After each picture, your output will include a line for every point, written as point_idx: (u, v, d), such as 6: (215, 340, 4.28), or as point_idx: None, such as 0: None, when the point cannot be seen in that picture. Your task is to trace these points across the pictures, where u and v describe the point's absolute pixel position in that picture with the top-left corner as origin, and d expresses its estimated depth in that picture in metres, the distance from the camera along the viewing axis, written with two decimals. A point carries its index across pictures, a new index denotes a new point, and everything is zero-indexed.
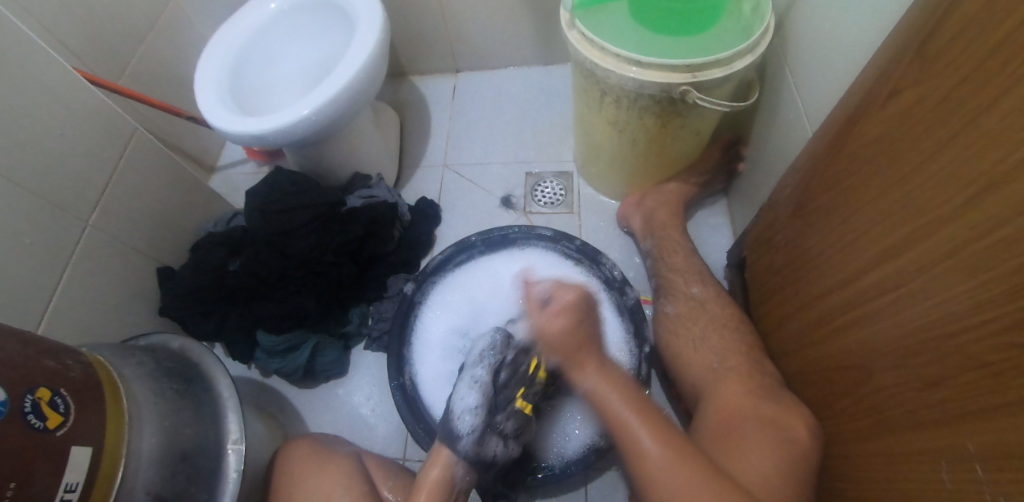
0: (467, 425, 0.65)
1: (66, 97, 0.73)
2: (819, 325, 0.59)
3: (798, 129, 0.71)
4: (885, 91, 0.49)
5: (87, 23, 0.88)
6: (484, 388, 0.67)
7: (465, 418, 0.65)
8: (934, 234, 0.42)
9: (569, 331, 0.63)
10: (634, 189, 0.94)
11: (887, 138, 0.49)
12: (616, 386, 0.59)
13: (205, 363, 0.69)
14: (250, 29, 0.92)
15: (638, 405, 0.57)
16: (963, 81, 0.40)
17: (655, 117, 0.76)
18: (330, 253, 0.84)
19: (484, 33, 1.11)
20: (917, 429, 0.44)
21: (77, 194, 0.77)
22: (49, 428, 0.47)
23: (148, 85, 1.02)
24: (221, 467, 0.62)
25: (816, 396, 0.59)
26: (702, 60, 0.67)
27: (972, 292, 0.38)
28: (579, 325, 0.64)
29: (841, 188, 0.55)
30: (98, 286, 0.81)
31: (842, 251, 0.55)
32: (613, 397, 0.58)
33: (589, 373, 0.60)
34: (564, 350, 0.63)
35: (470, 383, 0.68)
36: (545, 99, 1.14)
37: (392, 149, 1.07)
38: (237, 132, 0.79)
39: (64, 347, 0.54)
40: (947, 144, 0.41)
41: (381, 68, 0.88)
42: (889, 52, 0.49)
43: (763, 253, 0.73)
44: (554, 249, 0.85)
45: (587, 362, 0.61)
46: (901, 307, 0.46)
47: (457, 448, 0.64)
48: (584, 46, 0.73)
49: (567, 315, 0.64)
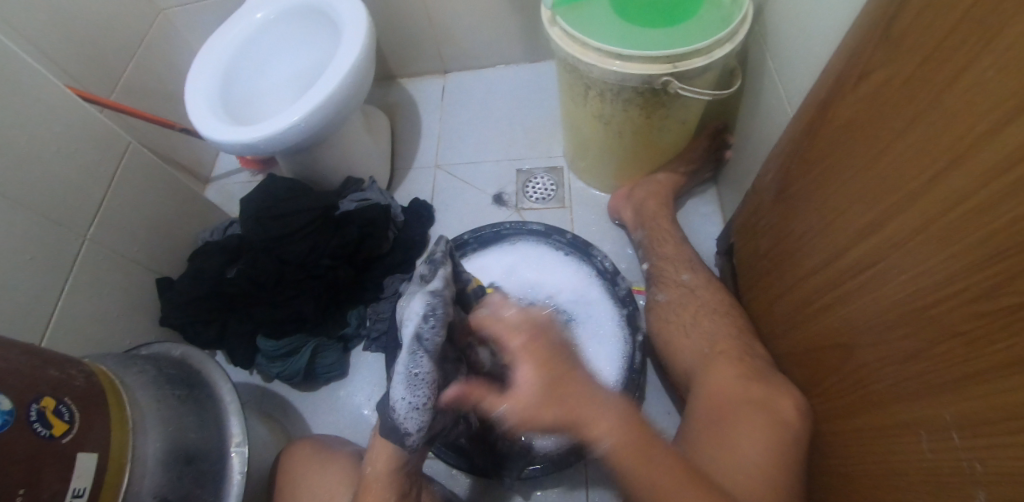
0: (415, 415, 0.56)
1: (59, 114, 0.75)
2: (804, 306, 0.60)
3: (779, 114, 0.72)
4: (856, 72, 0.50)
5: (77, 41, 0.90)
6: (431, 373, 0.56)
7: (408, 405, 0.56)
8: (906, 209, 0.43)
9: (542, 387, 0.46)
10: (623, 181, 0.95)
11: (860, 118, 0.49)
12: (631, 440, 0.47)
13: (206, 368, 0.70)
14: (237, 39, 0.93)
15: (576, 421, 0.46)
16: (927, 58, 0.40)
17: (640, 108, 0.77)
18: (326, 256, 0.85)
19: (470, 33, 1.12)
20: (899, 402, 0.45)
21: (74, 209, 0.78)
22: (55, 435, 0.48)
23: (140, 99, 1.03)
24: (226, 469, 0.64)
25: (805, 376, 0.60)
26: (681, 50, 0.68)
27: (943, 264, 0.39)
28: (547, 358, 0.47)
29: (820, 169, 0.56)
30: (99, 298, 0.82)
31: (823, 232, 0.56)
32: (530, 413, 0.46)
33: (519, 395, 0.47)
34: (524, 409, 0.46)
35: (415, 378, 0.55)
36: (533, 96, 1.15)
37: (384, 152, 1.08)
38: (229, 141, 0.81)
39: (66, 357, 0.56)
40: (915, 121, 0.42)
41: (368, 72, 0.89)
42: (858, 34, 0.50)
43: (750, 238, 0.74)
44: (545, 243, 0.86)
45: (593, 417, 0.46)
46: (879, 283, 0.47)
47: (406, 444, 0.58)
48: (565, 42, 0.74)
49: (543, 340, 0.48)
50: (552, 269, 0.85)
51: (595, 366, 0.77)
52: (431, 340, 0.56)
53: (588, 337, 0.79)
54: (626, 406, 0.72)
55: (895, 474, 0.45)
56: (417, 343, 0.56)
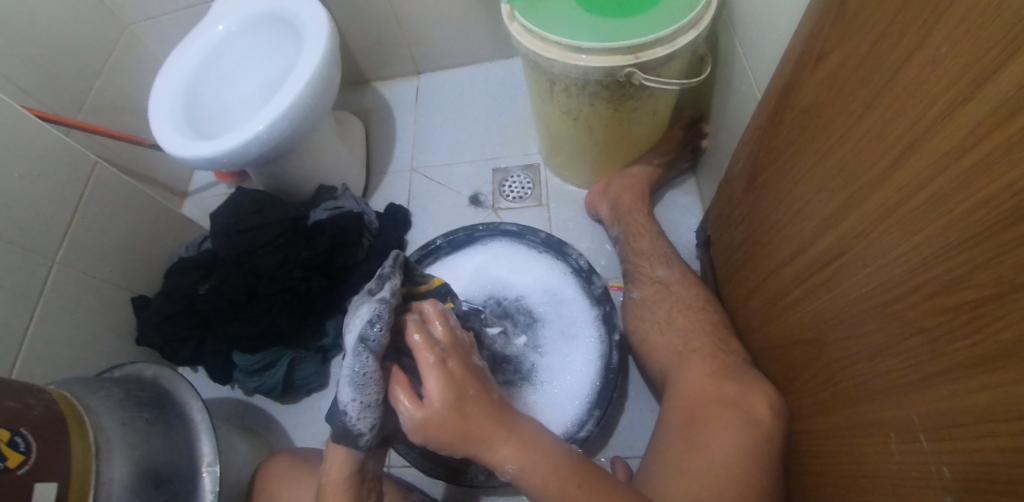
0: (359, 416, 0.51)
1: (18, 137, 0.74)
2: (777, 300, 0.58)
3: (749, 101, 0.70)
4: (813, 56, 0.48)
5: (39, 62, 0.89)
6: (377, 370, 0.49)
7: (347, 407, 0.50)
8: (868, 198, 0.41)
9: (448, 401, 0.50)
10: (599, 175, 0.93)
11: (820, 102, 0.47)
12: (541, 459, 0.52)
13: (176, 388, 0.69)
14: (200, 52, 0.92)
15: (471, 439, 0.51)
16: (880, 37, 0.38)
17: (607, 101, 0.75)
18: (297, 268, 0.84)
19: (440, 32, 1.10)
20: (868, 400, 0.43)
21: (41, 233, 0.78)
22: (10, 467, 0.48)
23: (109, 117, 1.02)
24: (197, 490, 0.63)
25: (780, 371, 0.58)
26: (643, 40, 0.66)
27: (904, 256, 0.37)
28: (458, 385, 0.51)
29: (785, 158, 0.54)
30: (72, 321, 0.82)
31: (790, 223, 0.54)
32: (433, 428, 0.50)
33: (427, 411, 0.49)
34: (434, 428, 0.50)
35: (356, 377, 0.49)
36: (508, 94, 1.13)
37: (358, 158, 1.06)
38: (193, 156, 0.80)
39: (25, 386, 0.55)
40: (873, 105, 0.40)
41: (333, 77, 0.88)
42: (814, 14, 0.47)
43: (725, 229, 0.72)
44: (518, 243, 0.85)
45: (498, 440, 0.52)
46: (845, 276, 0.45)
47: (360, 445, 0.53)
48: (525, 38, 0.72)
49: (454, 363, 0.52)
50: (522, 267, 0.83)
51: (565, 369, 0.75)
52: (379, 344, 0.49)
53: (560, 339, 0.77)
54: (604, 409, 0.70)
55: (866, 475, 0.44)
56: (361, 344, 0.48)
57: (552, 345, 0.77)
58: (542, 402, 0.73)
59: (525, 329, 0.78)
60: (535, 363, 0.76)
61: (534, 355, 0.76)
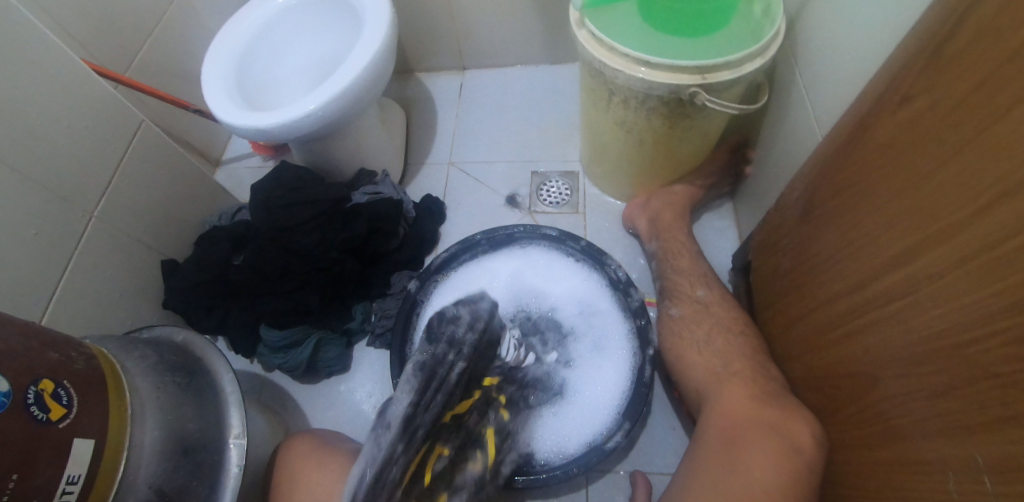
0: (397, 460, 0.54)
1: (72, 88, 0.73)
2: (826, 331, 0.59)
3: (807, 132, 0.70)
4: (897, 97, 0.48)
5: (94, 14, 0.88)
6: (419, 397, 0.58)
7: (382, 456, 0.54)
8: (945, 240, 0.42)
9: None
10: (640, 190, 0.94)
11: (900, 142, 0.48)
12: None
13: (208, 356, 0.69)
14: (257, 23, 0.92)
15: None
16: (978, 86, 0.39)
17: (663, 118, 0.76)
18: (334, 249, 0.83)
19: (491, 31, 1.11)
20: (925, 438, 0.43)
21: (82, 186, 0.77)
22: (53, 419, 0.47)
23: (154, 77, 1.02)
24: (223, 462, 0.63)
25: (823, 401, 0.59)
26: (711, 61, 0.67)
27: (981, 303, 0.38)
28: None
29: (854, 190, 0.54)
30: (102, 277, 0.81)
31: (851, 257, 0.54)
32: None
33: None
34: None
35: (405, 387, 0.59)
36: (552, 99, 1.13)
37: (398, 146, 1.07)
38: (243, 126, 0.79)
39: (67, 339, 0.54)
40: (960, 151, 0.40)
41: (388, 64, 0.87)
42: (903, 55, 0.48)
43: (769, 257, 0.73)
44: (558, 249, 0.85)
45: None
46: (911, 314, 0.45)
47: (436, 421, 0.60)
48: (592, 45, 0.72)
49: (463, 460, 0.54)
50: (557, 279, 0.84)
51: (593, 386, 0.75)
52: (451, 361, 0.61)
53: (591, 355, 0.77)
54: (634, 421, 0.70)
55: None
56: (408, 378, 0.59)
57: (582, 361, 0.77)
58: (563, 418, 0.74)
59: (555, 347, 0.79)
60: (563, 377, 0.76)
61: (563, 370, 0.77)
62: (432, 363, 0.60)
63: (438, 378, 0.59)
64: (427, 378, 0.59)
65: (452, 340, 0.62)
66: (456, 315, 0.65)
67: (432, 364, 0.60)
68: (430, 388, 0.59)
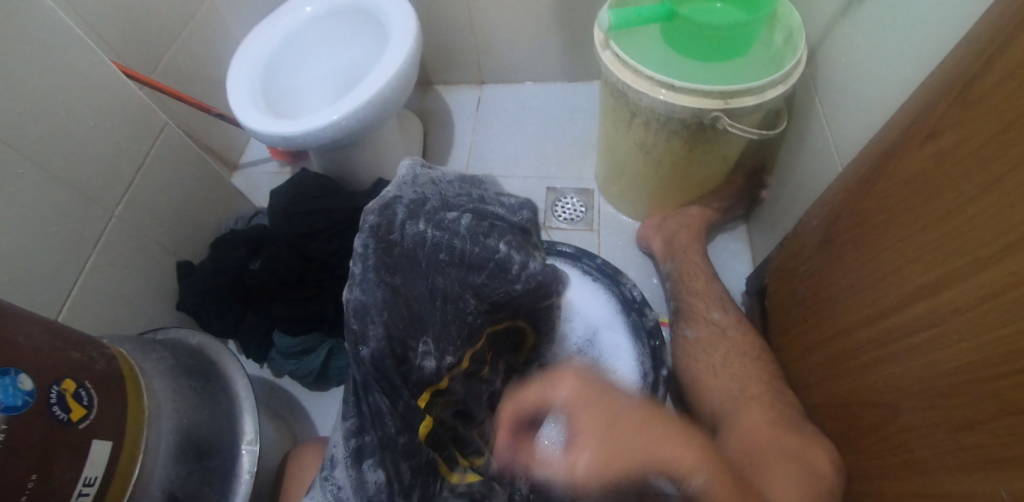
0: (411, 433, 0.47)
1: (101, 89, 0.74)
2: (845, 359, 0.59)
3: (827, 160, 0.71)
4: (923, 131, 0.49)
5: (124, 17, 0.90)
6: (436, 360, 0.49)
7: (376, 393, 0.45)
8: (972, 275, 0.42)
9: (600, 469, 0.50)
10: (655, 210, 0.94)
11: (925, 176, 0.48)
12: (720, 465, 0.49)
13: (223, 361, 0.69)
14: (283, 31, 0.93)
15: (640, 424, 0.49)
16: (1007, 125, 0.39)
17: (684, 140, 0.77)
18: (350, 258, 0.84)
19: (512, 47, 1.13)
20: (946, 472, 0.43)
21: (105, 185, 0.78)
22: (74, 420, 0.47)
23: (179, 80, 1.03)
24: (235, 469, 0.63)
25: (840, 430, 0.58)
26: (735, 87, 0.67)
27: (1009, 337, 0.38)
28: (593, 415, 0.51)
29: (878, 220, 0.55)
30: (119, 277, 0.81)
31: (872, 286, 0.55)
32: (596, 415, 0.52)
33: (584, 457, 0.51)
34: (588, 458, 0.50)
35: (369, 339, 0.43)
36: (569, 116, 1.15)
37: (415, 157, 1.08)
38: (267, 133, 0.80)
39: (90, 339, 0.54)
40: (990, 187, 0.41)
41: (412, 76, 0.89)
42: (931, 92, 0.49)
43: (786, 282, 0.73)
44: (574, 266, 0.86)
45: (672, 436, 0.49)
46: (935, 346, 0.45)
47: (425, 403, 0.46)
48: (617, 67, 0.73)
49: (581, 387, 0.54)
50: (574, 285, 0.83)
51: None
52: (446, 280, 0.48)
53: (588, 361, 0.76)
54: None
55: None
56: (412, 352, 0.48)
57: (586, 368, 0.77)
58: (560, 426, 0.74)
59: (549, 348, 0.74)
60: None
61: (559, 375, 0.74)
62: (438, 250, 0.48)
63: (404, 249, 0.46)
64: (393, 264, 0.45)
65: (389, 240, 0.45)
66: (394, 229, 0.47)
67: (444, 254, 0.48)
68: (423, 325, 0.46)
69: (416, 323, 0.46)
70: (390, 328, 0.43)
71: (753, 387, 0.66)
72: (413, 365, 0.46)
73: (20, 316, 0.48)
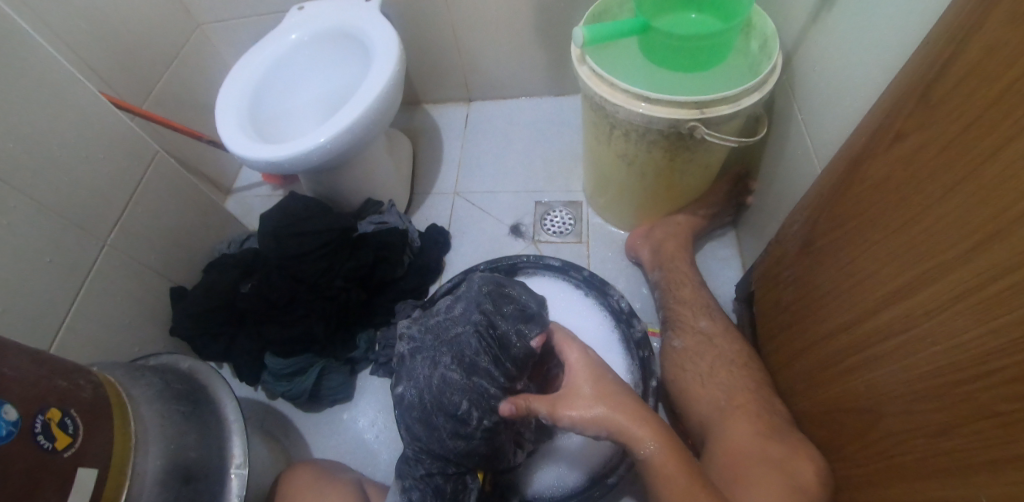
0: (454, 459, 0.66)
1: (91, 120, 0.76)
2: (828, 364, 0.58)
3: (806, 165, 0.72)
4: (890, 134, 0.49)
5: (115, 50, 0.93)
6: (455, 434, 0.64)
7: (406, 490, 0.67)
8: (942, 278, 0.41)
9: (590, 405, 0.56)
10: (642, 220, 0.95)
11: (893, 178, 0.48)
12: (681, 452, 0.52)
13: (212, 385, 0.70)
14: (270, 58, 0.96)
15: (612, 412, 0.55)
16: (968, 126, 0.39)
17: (664, 150, 0.77)
18: (339, 278, 0.85)
19: (497, 65, 1.15)
20: (926, 477, 0.43)
21: (97, 214, 0.79)
22: (58, 448, 0.47)
23: (171, 109, 1.05)
24: (224, 492, 0.63)
25: (827, 437, 0.58)
26: (709, 97, 0.68)
27: (980, 339, 0.37)
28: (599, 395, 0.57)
29: (852, 225, 0.55)
30: (112, 304, 0.83)
31: (851, 290, 0.54)
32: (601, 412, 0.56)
33: (581, 401, 0.57)
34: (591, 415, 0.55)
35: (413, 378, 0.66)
36: (555, 129, 1.16)
37: (404, 176, 1.09)
38: (254, 158, 0.81)
39: (76, 367, 0.55)
40: (953, 188, 0.41)
41: (396, 96, 0.90)
42: (894, 94, 0.49)
43: (771, 288, 0.73)
44: (563, 279, 0.86)
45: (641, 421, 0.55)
46: (912, 350, 0.45)
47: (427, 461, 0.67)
48: (593, 82, 0.74)
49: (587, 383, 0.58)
50: (584, 314, 0.83)
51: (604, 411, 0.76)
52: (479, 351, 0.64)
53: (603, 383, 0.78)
54: None
55: None
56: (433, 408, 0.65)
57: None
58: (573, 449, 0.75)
59: None
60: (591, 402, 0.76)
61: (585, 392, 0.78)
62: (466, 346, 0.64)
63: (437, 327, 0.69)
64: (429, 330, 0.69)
65: (448, 351, 0.65)
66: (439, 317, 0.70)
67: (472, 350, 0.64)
68: (463, 390, 0.63)
69: (446, 393, 0.64)
70: (467, 374, 0.64)
71: (741, 395, 0.66)
72: (460, 419, 0.63)
73: (6, 347, 0.49)
